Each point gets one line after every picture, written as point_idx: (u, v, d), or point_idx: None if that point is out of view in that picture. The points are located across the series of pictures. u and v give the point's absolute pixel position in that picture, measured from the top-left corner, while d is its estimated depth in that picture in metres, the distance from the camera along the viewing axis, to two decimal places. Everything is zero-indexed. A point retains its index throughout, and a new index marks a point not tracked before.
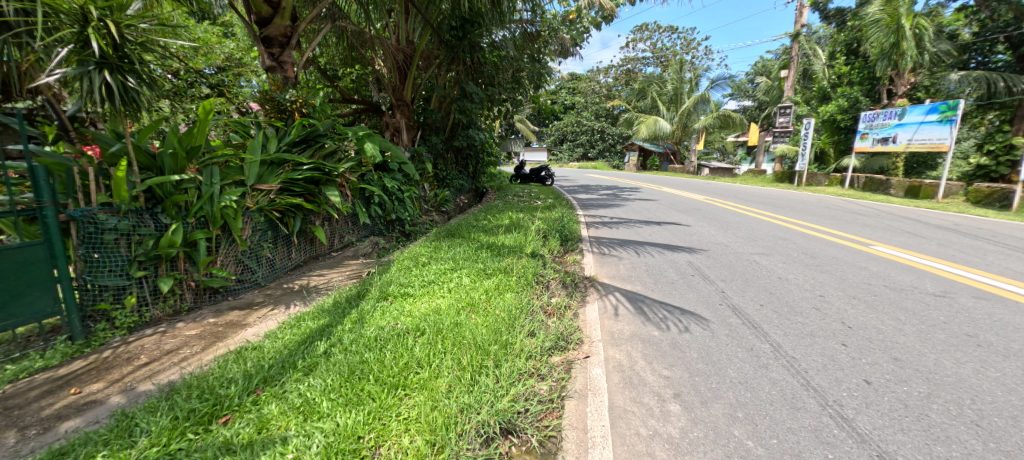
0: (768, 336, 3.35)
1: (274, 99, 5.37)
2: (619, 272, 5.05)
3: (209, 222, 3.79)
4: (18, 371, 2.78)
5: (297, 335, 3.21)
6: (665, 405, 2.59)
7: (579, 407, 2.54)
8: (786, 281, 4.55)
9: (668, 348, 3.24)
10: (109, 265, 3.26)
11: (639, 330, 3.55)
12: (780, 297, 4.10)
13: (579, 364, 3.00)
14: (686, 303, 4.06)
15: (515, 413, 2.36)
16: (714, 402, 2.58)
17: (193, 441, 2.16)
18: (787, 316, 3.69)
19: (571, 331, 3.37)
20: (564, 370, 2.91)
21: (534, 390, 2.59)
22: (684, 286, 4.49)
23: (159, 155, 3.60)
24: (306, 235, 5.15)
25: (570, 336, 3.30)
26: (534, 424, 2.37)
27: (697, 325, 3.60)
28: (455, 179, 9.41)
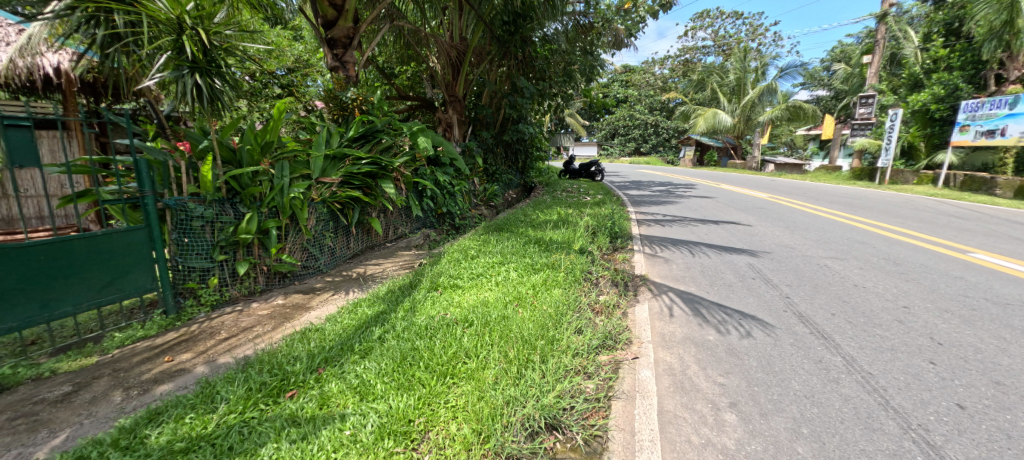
0: (840, 348, 3.18)
1: (336, 97, 5.66)
2: (671, 272, 4.95)
3: (280, 212, 4.11)
4: (124, 338, 3.17)
5: (354, 320, 3.43)
6: (719, 414, 2.52)
7: (626, 409, 2.54)
8: (864, 288, 4.26)
9: (724, 354, 3.17)
10: (196, 249, 3.64)
11: (693, 333, 3.48)
12: (855, 307, 3.85)
13: (627, 364, 2.99)
14: (746, 307, 3.92)
15: (561, 410, 2.41)
16: (775, 415, 2.50)
17: (264, 411, 2.39)
18: (865, 328, 3.47)
19: (620, 330, 3.36)
20: (612, 369, 2.91)
21: (579, 388, 2.63)
22: (743, 290, 4.34)
23: (238, 150, 3.96)
24: (364, 226, 5.45)
25: (619, 336, 3.30)
26: (580, 421, 2.41)
27: (761, 330, 3.50)
28: (504, 174, 9.57)
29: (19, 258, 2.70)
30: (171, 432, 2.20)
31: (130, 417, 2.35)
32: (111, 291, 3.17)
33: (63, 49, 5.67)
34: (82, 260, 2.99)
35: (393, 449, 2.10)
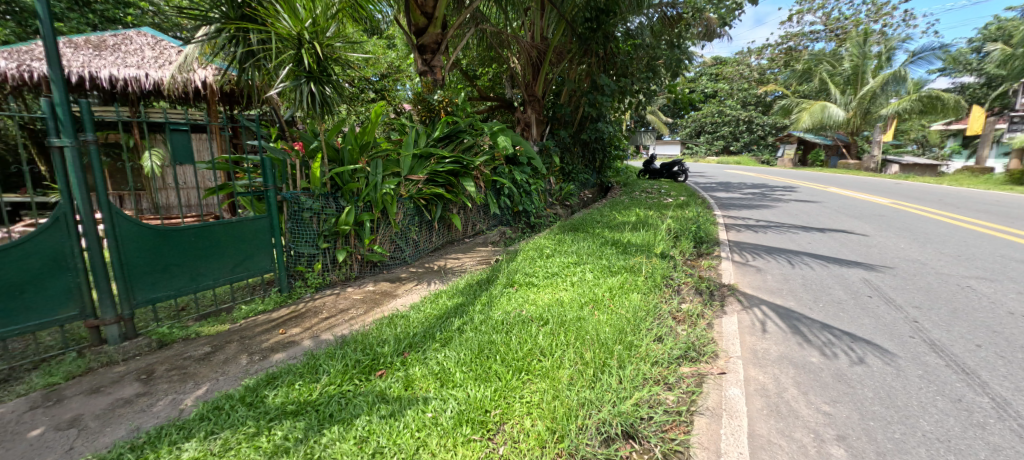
0: (987, 387, 2.77)
1: (424, 100, 6.01)
2: (765, 283, 4.65)
3: (373, 207, 4.50)
4: (248, 311, 3.70)
5: (436, 310, 3.69)
6: (824, 446, 2.29)
7: (711, 427, 2.41)
8: (1021, 318, 3.66)
9: (831, 380, 2.90)
10: (305, 236, 4.13)
11: (792, 353, 3.24)
12: (1006, 340, 3.32)
13: (713, 380, 2.85)
14: (858, 331, 3.55)
15: (638, 419, 2.36)
16: (897, 456, 2.20)
17: (359, 385, 2.67)
18: (1020, 365, 2.98)
19: (704, 342, 3.25)
20: (696, 384, 2.79)
21: (659, 399, 2.56)
22: (857, 309, 3.94)
23: (341, 150, 4.40)
24: (445, 222, 5.77)
25: (703, 348, 3.18)
26: (658, 433, 2.34)
27: (878, 356, 3.16)
28: (581, 173, 9.55)
29: (176, 238, 3.25)
30: (285, 394, 2.54)
31: (253, 377, 2.76)
32: (240, 270, 3.70)
33: (209, 66, 6.56)
34: (220, 243, 3.53)
35: (471, 436, 2.22)
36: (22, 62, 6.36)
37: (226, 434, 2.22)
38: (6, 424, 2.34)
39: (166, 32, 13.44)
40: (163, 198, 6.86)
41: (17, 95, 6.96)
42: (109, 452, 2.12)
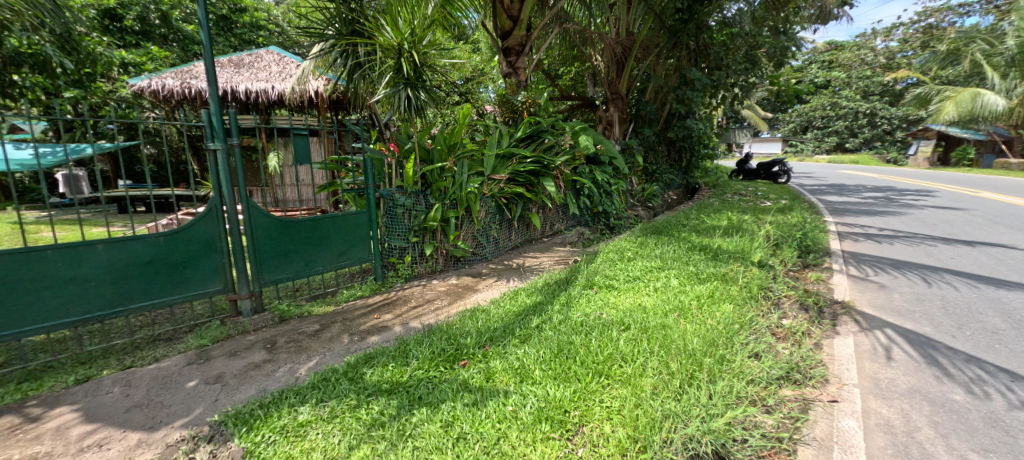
0: None
1: (508, 101, 6.15)
2: (889, 303, 4.14)
3: (458, 204, 4.76)
4: (349, 296, 4.12)
5: (515, 306, 3.82)
6: None
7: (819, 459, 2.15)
8: None
9: (982, 424, 2.45)
10: (397, 230, 4.50)
11: (926, 387, 2.82)
12: None
13: (823, 407, 2.53)
14: (1019, 368, 3.00)
15: (731, 440, 2.22)
16: None
17: (444, 372, 2.86)
18: None
19: (812, 365, 2.93)
20: (800, 409, 2.51)
21: (756, 422, 2.35)
22: (1019, 342, 3.34)
23: (431, 151, 4.71)
24: (524, 220, 5.91)
25: (810, 371, 2.87)
26: (755, 459, 2.15)
27: None
28: (666, 173, 9.21)
29: (294, 228, 3.73)
30: (380, 374, 2.81)
31: (354, 355, 3.09)
32: (344, 258, 4.13)
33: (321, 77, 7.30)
34: (328, 234, 3.97)
35: (550, 434, 2.26)
36: (184, 80, 7.63)
37: (333, 403, 2.51)
38: (169, 376, 2.87)
39: (287, 49, 15.26)
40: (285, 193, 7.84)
41: (178, 108, 8.35)
42: (242, 407, 2.51)
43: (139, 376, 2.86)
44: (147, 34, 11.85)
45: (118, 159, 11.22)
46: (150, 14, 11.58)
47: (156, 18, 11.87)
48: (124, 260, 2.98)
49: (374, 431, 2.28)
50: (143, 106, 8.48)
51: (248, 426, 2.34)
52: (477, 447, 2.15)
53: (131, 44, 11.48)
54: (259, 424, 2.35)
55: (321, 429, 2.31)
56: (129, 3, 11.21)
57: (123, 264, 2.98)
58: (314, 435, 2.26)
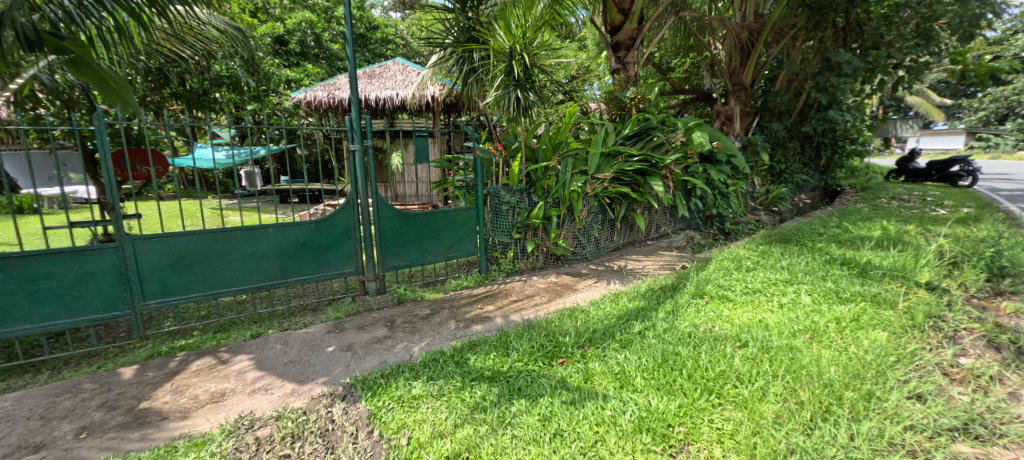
0: None
1: (616, 98, 6.00)
2: None
3: (561, 203, 4.83)
4: (457, 285, 4.47)
5: (615, 310, 3.82)
6: None
7: None
8: None
9: None
10: (501, 226, 4.73)
11: None
12: None
13: None
14: None
15: None
16: None
17: (542, 368, 2.97)
18: None
19: (1005, 420, 2.25)
20: None
21: None
22: None
23: (537, 150, 4.84)
24: (628, 221, 5.79)
25: (1004, 428, 2.20)
26: None
27: None
28: (798, 174, 8.26)
29: (412, 221, 4.15)
30: (483, 361, 3.02)
31: (461, 340, 3.37)
32: (452, 250, 4.48)
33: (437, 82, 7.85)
34: (441, 228, 4.34)
35: (651, 446, 2.21)
36: (331, 92, 8.77)
37: (441, 382, 2.78)
38: (312, 341, 3.42)
39: (412, 60, 16.74)
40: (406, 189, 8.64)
41: (326, 113, 9.66)
42: (368, 375, 2.90)
43: (291, 339, 3.46)
44: (304, 55, 13.95)
45: (283, 159, 13.45)
46: (307, 37, 13.63)
47: (311, 40, 13.91)
48: (287, 241, 3.62)
49: (477, 414, 2.47)
50: (300, 114, 9.98)
51: (372, 391, 2.70)
52: (574, 445, 2.21)
53: (293, 63, 13.64)
54: (381, 391, 2.70)
55: (431, 404, 2.57)
56: (292, 29, 13.33)
57: (286, 245, 3.62)
58: (425, 409, 2.53)
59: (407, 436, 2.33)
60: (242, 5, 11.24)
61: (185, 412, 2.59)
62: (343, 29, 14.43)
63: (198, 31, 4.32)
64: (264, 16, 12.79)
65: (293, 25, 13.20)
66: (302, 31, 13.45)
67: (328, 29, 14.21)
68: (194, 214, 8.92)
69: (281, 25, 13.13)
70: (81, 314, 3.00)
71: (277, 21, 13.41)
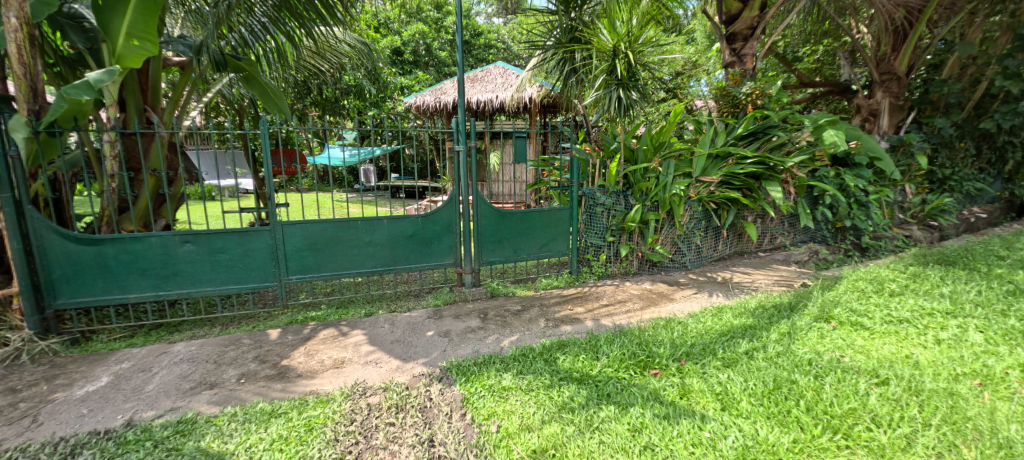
0: None
1: (729, 94, 5.28)
2: None
3: (660, 206, 4.64)
4: (548, 284, 4.58)
5: (718, 325, 3.59)
6: None
7: None
8: None
9: None
10: (595, 228, 4.71)
11: None
12: None
13: None
14: None
15: None
16: None
17: (635, 377, 2.92)
18: None
19: None
20: None
21: None
22: None
23: (637, 150, 4.68)
24: (737, 230, 5.36)
25: None
26: None
27: None
28: (970, 182, 6.84)
29: (508, 219, 4.33)
30: (574, 363, 3.07)
31: (552, 339, 3.46)
32: (545, 250, 4.59)
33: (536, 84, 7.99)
34: (534, 227, 4.47)
35: None
36: (437, 96, 9.40)
37: (530, 377, 2.90)
38: (415, 324, 3.79)
39: (514, 64, 17.19)
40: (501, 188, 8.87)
41: (432, 116, 10.32)
42: (463, 361, 3.15)
43: (398, 320, 3.87)
44: (416, 63, 15.09)
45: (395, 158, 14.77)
46: (420, 47, 14.76)
47: (423, 50, 15.00)
48: (398, 233, 4.03)
49: (564, 413, 2.53)
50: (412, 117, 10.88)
51: (466, 377, 2.93)
52: None
53: (407, 71, 14.85)
54: (474, 378, 2.91)
55: (520, 397, 2.70)
56: (408, 40, 14.52)
57: (397, 236, 4.04)
58: (514, 401, 2.67)
59: (497, 425, 2.48)
60: (368, 22, 12.55)
61: (314, 374, 3.07)
62: (452, 37, 15.33)
63: (335, 47, 4.99)
64: (384, 30, 14.13)
65: (408, 36, 14.37)
66: (415, 42, 14.60)
67: (438, 38, 15.21)
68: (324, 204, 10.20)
69: (398, 37, 14.38)
70: (244, 282, 3.71)
71: (395, 34, 14.71)
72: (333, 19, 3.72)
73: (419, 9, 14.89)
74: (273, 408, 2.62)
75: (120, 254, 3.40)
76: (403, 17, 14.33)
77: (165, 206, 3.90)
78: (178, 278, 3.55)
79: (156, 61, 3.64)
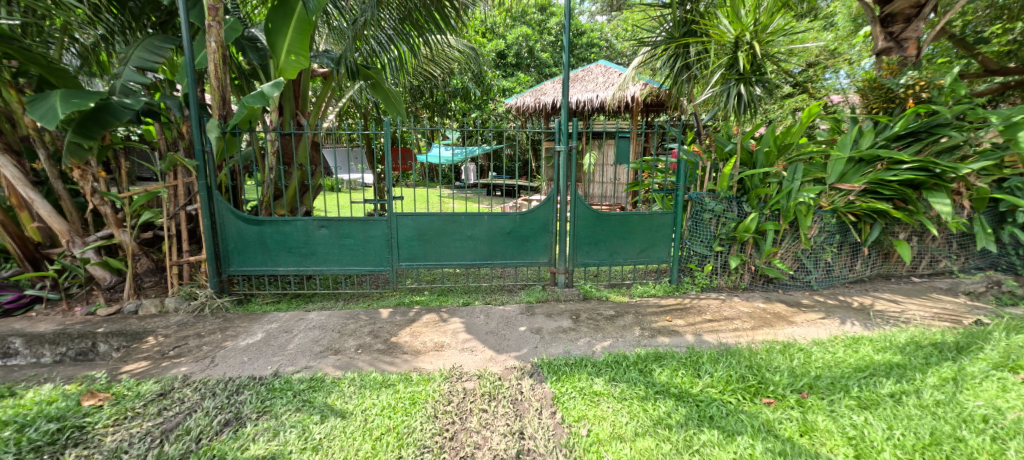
0: None
1: (882, 86, 4.32)
2: None
3: (781, 216, 4.13)
4: (643, 291, 4.38)
5: (853, 359, 3.07)
6: None
7: None
8: None
9: None
10: (701, 236, 4.39)
11: None
12: None
13: None
14: None
15: None
16: None
17: (744, 403, 2.63)
18: None
19: None
20: None
21: None
22: None
23: (757, 152, 4.20)
24: (882, 248, 4.53)
25: None
26: None
27: None
28: None
29: (606, 221, 4.24)
30: (671, 378, 2.90)
31: (645, 350, 3.30)
32: (642, 256, 4.39)
33: (639, 82, 7.65)
34: (633, 231, 4.30)
35: None
36: (536, 96, 9.48)
37: (623, 386, 2.81)
38: (509, 318, 3.93)
39: (616, 62, 16.69)
40: (594, 189, 8.64)
41: (531, 117, 10.47)
42: (555, 360, 3.19)
43: (492, 312, 4.05)
44: (518, 65, 15.42)
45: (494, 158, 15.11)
46: (523, 49, 15.08)
47: (525, 52, 15.30)
48: (497, 229, 4.21)
49: (660, 429, 2.40)
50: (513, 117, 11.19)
51: (557, 377, 2.96)
52: None
53: (510, 73, 15.29)
54: (565, 379, 2.93)
55: (611, 404, 2.63)
56: (511, 43, 14.94)
57: (496, 232, 4.22)
58: (605, 407, 2.61)
59: (587, 428, 2.45)
60: (476, 28, 13.16)
61: (418, 353, 3.37)
62: (554, 39, 15.45)
63: (446, 53, 5.38)
64: (490, 35, 14.70)
65: (512, 39, 14.78)
66: (519, 45, 14.96)
67: (540, 40, 15.41)
68: (429, 198, 10.93)
69: (503, 41, 14.84)
70: (363, 265, 4.22)
71: (499, 38, 15.24)
72: (447, 27, 4.03)
73: (523, 13, 15.23)
74: (384, 379, 2.95)
75: (275, 233, 4.11)
76: (509, 21, 14.74)
77: (307, 195, 4.62)
78: (314, 256, 4.17)
79: (307, 73, 4.30)
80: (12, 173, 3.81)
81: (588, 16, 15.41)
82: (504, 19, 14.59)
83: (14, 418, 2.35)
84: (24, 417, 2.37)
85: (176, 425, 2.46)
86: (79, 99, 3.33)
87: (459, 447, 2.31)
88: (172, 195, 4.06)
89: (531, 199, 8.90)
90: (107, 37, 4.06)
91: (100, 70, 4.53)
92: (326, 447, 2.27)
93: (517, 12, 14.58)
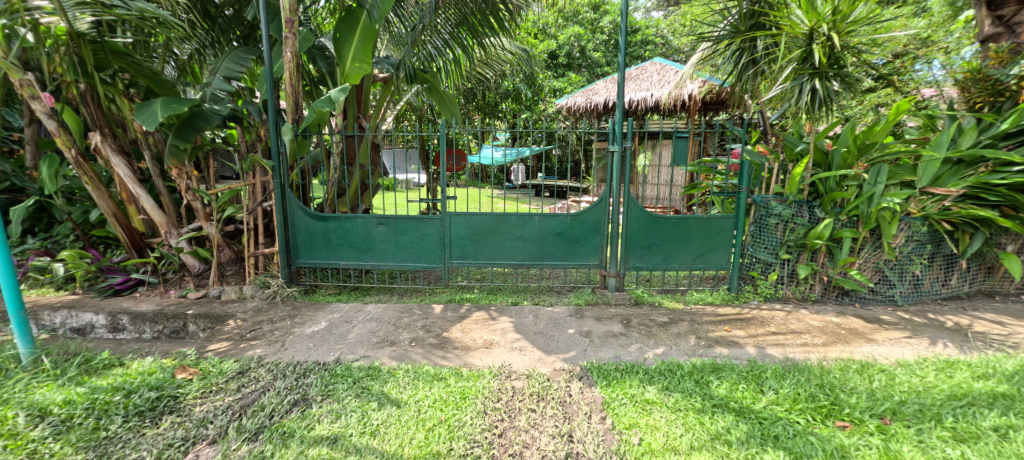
0: None
1: (988, 77, 3.79)
2: None
3: (860, 223, 3.77)
4: (699, 298, 4.18)
5: (947, 384, 2.73)
6: None
7: None
8: None
9: None
10: (766, 243, 4.12)
11: None
12: None
13: None
14: None
15: None
16: None
17: (814, 424, 2.42)
18: None
19: None
20: None
21: None
22: None
23: (832, 152, 3.85)
24: (985, 261, 3.99)
25: None
26: None
27: None
28: None
29: (661, 224, 4.09)
30: (731, 391, 2.74)
31: (700, 360, 3.15)
32: (699, 261, 4.19)
33: (696, 79, 7.31)
34: (690, 234, 4.11)
35: None
36: (588, 96, 9.34)
37: (678, 396, 2.70)
38: (558, 319, 3.91)
39: (671, 59, 16.07)
40: (647, 191, 8.35)
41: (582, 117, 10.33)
42: (604, 364, 3.13)
43: (541, 313, 4.05)
44: (569, 65, 15.25)
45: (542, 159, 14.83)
46: (574, 49, 14.90)
47: (576, 52, 15.10)
48: (547, 230, 4.20)
49: (719, 444, 2.28)
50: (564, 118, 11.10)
51: (607, 382, 2.90)
52: None
53: (560, 74, 15.17)
54: (615, 384, 2.86)
55: (665, 414, 2.54)
56: (563, 43, 14.83)
57: (546, 233, 4.21)
58: (658, 417, 2.52)
59: (639, 437, 2.37)
60: (527, 29, 13.18)
61: (468, 349, 3.45)
62: (606, 37, 15.16)
63: (499, 54, 5.45)
64: (542, 36, 14.65)
65: (563, 40, 14.67)
66: (570, 44, 14.79)
67: (592, 40, 15.16)
68: (479, 199, 11.12)
69: (554, 41, 14.75)
70: (418, 261, 4.39)
71: (550, 39, 15.16)
72: (501, 30, 4.08)
73: (575, 13, 15.05)
74: (436, 372, 3.05)
75: (338, 229, 4.38)
76: (560, 21, 14.62)
77: (368, 194, 4.88)
78: (372, 252, 4.40)
79: (369, 78, 4.53)
80: (124, 172, 4.35)
81: (642, 13, 14.98)
82: (556, 19, 14.49)
83: (123, 385, 2.70)
84: (131, 384, 2.72)
85: (253, 401, 2.70)
86: (177, 103, 3.77)
87: (508, 445, 2.34)
88: (251, 192, 4.45)
89: (580, 200, 8.78)
90: (199, 50, 4.52)
91: (193, 80, 5.08)
92: (383, 433, 2.39)
93: (569, 12, 14.45)
